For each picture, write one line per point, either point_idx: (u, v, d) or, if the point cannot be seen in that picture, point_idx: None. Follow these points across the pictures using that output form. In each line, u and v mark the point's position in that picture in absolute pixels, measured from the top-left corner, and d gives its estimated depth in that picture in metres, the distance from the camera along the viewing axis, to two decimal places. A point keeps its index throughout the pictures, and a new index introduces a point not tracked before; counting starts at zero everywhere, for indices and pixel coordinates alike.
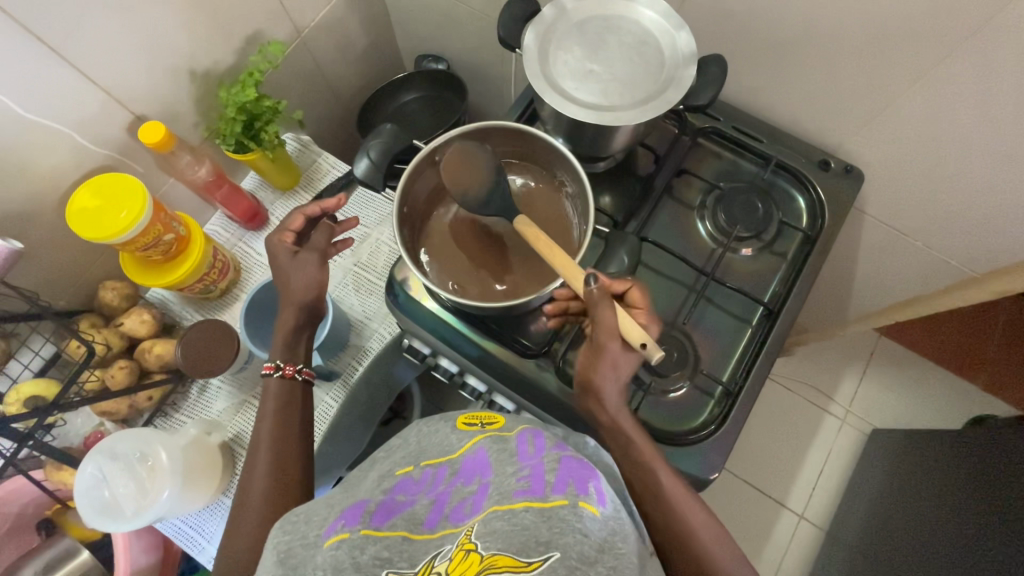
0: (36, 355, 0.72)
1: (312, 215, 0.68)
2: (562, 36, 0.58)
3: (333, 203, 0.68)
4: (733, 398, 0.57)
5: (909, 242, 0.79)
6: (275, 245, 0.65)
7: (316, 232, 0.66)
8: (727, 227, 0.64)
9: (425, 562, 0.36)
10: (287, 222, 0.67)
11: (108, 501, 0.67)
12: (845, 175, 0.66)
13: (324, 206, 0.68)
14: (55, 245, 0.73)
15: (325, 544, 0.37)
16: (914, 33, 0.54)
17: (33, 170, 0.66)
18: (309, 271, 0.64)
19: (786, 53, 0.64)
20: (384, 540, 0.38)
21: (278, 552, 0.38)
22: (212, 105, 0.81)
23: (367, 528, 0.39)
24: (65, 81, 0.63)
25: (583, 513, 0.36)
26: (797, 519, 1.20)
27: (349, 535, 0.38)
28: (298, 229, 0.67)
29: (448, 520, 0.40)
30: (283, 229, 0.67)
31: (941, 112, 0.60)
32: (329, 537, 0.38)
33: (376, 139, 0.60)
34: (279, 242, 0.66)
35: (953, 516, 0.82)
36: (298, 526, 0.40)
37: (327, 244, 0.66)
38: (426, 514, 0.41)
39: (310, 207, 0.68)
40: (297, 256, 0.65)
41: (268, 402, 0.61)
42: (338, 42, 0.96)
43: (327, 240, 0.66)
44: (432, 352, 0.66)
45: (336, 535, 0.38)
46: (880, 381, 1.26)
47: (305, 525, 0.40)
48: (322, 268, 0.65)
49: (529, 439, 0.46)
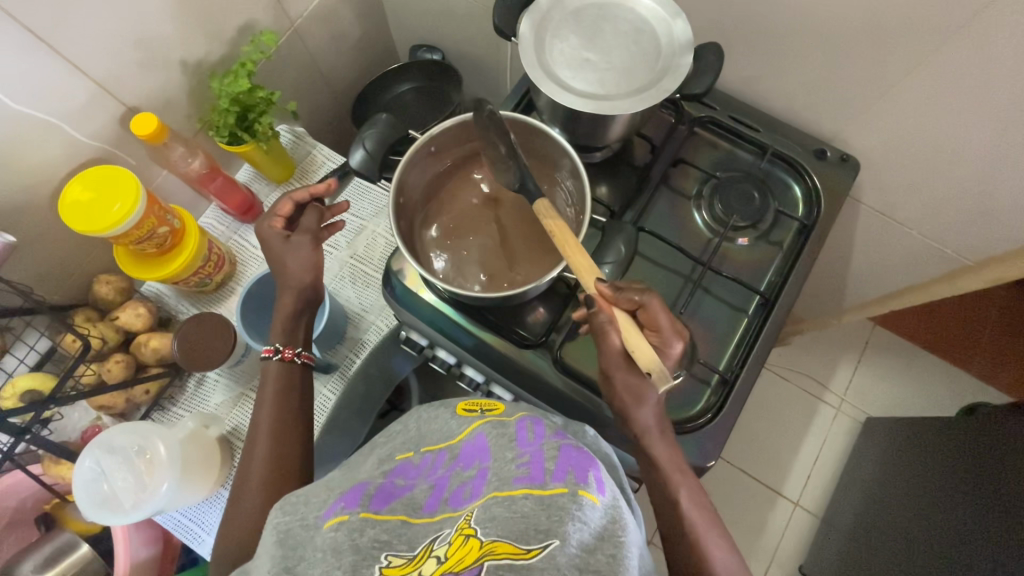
0: (31, 349, 0.72)
1: (300, 200, 0.67)
2: (558, 24, 0.58)
3: (322, 188, 0.68)
4: (730, 387, 0.58)
5: (904, 231, 0.79)
6: (265, 232, 0.64)
7: (305, 217, 0.66)
8: (723, 216, 0.64)
9: (424, 546, 0.37)
10: (277, 209, 0.66)
11: (107, 495, 0.67)
12: (841, 164, 0.67)
13: (313, 192, 0.67)
14: (47, 238, 0.72)
15: (324, 526, 0.37)
16: (911, 21, 0.54)
17: (24, 162, 0.65)
18: (303, 253, 0.64)
19: (783, 41, 0.64)
20: (383, 523, 0.38)
21: (279, 533, 0.38)
22: (205, 96, 0.81)
23: (367, 511, 0.39)
24: (55, 71, 0.63)
25: (584, 502, 0.36)
26: (793, 507, 1.21)
27: (348, 518, 0.38)
28: (287, 214, 0.66)
29: (447, 503, 0.41)
30: (272, 215, 0.65)
31: (939, 99, 0.60)
32: (328, 519, 0.38)
33: (371, 128, 0.60)
34: (269, 228, 0.65)
35: (949, 502, 0.82)
36: (298, 506, 0.41)
37: (318, 227, 0.66)
38: (425, 499, 0.41)
39: (298, 193, 0.67)
40: (290, 240, 0.64)
41: (268, 385, 0.61)
42: (331, 32, 0.95)
43: (317, 223, 0.66)
44: (429, 344, 0.67)
45: (335, 517, 0.38)
46: (875, 369, 1.26)
47: (305, 506, 0.41)
48: (316, 250, 0.65)
49: (529, 426, 0.45)
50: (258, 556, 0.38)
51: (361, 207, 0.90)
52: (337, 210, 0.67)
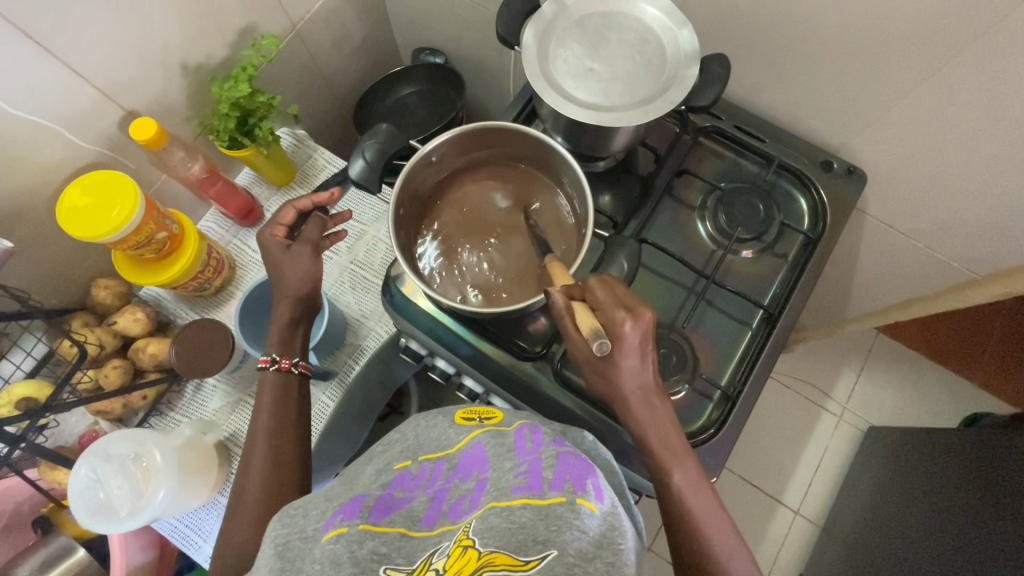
0: (28, 355, 0.71)
1: (303, 209, 0.68)
2: (562, 33, 0.57)
3: (326, 197, 0.68)
4: (731, 403, 0.57)
5: (910, 243, 0.78)
6: (266, 239, 0.64)
7: (307, 225, 0.65)
8: (728, 229, 0.63)
9: (423, 560, 0.36)
10: (280, 216, 0.66)
11: (103, 502, 0.67)
12: (847, 176, 0.65)
13: (317, 201, 0.67)
14: (45, 242, 0.72)
15: (322, 538, 0.37)
16: (921, 34, 0.53)
17: (22, 167, 0.65)
18: (302, 264, 0.63)
19: (791, 51, 0.63)
20: (382, 535, 0.37)
21: (277, 546, 0.37)
22: (206, 99, 0.80)
23: (366, 523, 0.38)
24: (54, 76, 0.62)
25: (582, 510, 0.36)
26: (793, 516, 1.21)
27: (347, 530, 0.37)
28: (289, 222, 0.67)
29: (446, 517, 0.40)
30: (274, 223, 0.66)
31: (947, 112, 0.59)
32: (327, 531, 0.37)
33: (371, 138, 0.59)
34: (270, 236, 0.65)
35: (950, 515, 0.81)
36: (297, 519, 0.40)
37: (319, 237, 0.65)
38: (425, 512, 0.41)
39: (301, 201, 0.67)
40: (290, 249, 0.63)
41: (265, 395, 0.60)
42: (334, 35, 0.94)
43: (319, 233, 0.65)
44: (428, 353, 0.66)
45: (334, 529, 0.37)
46: (878, 379, 1.25)
47: (304, 518, 0.40)
48: (316, 260, 0.64)
49: (527, 435, 0.45)
50: (255, 566, 0.37)
51: (361, 212, 0.90)
52: (339, 219, 0.66)
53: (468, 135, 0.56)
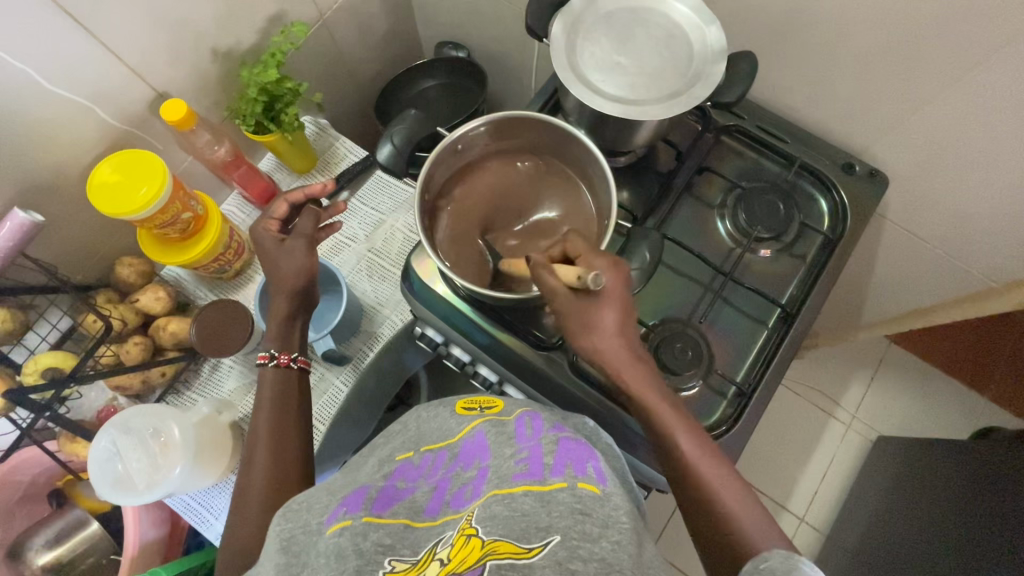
0: (53, 328, 0.73)
1: (296, 201, 0.69)
2: (590, 27, 0.58)
3: (318, 188, 0.69)
4: (746, 399, 0.57)
5: (930, 250, 0.78)
6: (260, 234, 0.66)
7: (302, 218, 0.66)
8: (748, 227, 0.63)
9: (427, 549, 0.36)
10: (273, 210, 0.68)
11: (121, 474, 0.68)
12: (869, 179, 0.66)
13: (309, 192, 0.69)
14: (73, 218, 0.73)
15: (327, 532, 0.37)
16: (949, 40, 0.54)
17: (56, 144, 0.66)
18: (297, 258, 0.64)
19: (816, 53, 0.63)
20: (385, 527, 0.37)
21: (281, 541, 0.38)
22: (234, 84, 0.81)
23: (370, 515, 0.38)
24: (89, 54, 0.63)
25: (583, 493, 0.37)
26: (798, 522, 1.20)
27: (351, 522, 0.37)
28: (283, 216, 0.68)
29: (448, 506, 0.40)
30: (268, 217, 0.67)
31: (975, 120, 0.59)
32: (331, 525, 0.37)
33: (400, 123, 0.60)
34: (264, 230, 0.66)
35: (960, 526, 0.81)
36: (300, 513, 0.40)
37: (314, 230, 0.66)
38: (426, 503, 0.41)
39: (294, 194, 0.69)
40: (284, 243, 0.65)
41: (265, 392, 0.61)
42: (360, 26, 0.96)
43: (313, 226, 0.66)
44: (444, 341, 0.65)
45: (338, 522, 0.37)
46: (889, 388, 1.25)
47: (308, 512, 0.40)
48: (310, 254, 0.65)
49: (527, 422, 0.46)
50: (259, 564, 0.37)
51: (380, 201, 0.90)
52: (334, 211, 0.68)
53: (496, 123, 0.57)
